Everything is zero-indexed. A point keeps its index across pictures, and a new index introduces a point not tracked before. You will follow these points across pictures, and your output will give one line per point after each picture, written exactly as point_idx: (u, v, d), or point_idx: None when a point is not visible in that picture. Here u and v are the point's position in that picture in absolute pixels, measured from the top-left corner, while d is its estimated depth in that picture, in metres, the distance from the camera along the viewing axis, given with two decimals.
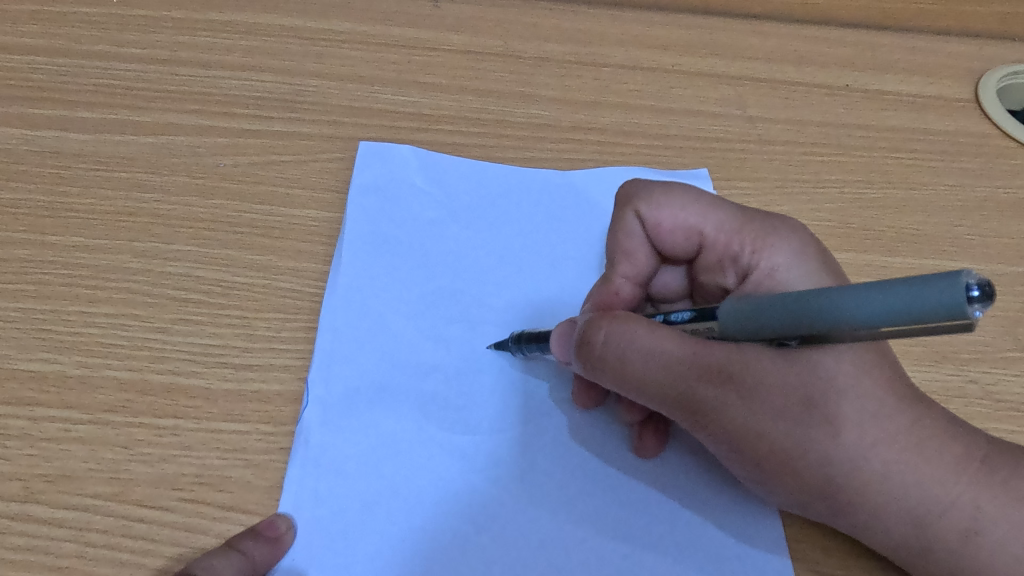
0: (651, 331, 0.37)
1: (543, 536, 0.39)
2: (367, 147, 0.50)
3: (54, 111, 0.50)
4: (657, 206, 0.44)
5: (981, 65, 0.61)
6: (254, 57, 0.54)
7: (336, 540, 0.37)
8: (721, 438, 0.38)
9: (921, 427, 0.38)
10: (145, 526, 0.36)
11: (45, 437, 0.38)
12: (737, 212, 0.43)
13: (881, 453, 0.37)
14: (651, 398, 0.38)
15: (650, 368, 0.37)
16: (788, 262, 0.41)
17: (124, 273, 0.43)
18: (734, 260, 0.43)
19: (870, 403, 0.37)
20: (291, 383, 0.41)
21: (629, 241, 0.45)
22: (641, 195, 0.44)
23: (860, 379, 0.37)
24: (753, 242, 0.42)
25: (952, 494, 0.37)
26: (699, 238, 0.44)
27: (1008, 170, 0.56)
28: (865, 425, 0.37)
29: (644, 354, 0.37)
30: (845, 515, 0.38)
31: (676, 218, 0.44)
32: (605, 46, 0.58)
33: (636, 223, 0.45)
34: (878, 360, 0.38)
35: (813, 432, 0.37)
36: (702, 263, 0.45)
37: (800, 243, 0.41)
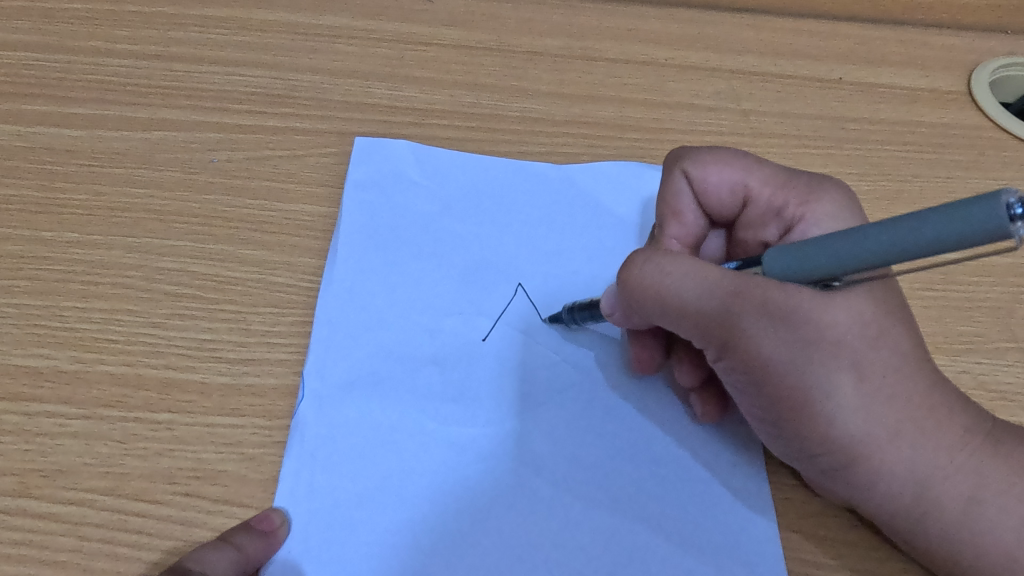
0: (695, 259, 0.38)
1: (540, 525, 0.39)
2: (362, 142, 0.50)
3: (47, 108, 0.49)
4: (705, 164, 0.45)
5: (973, 57, 0.61)
6: (247, 52, 0.54)
7: (332, 532, 0.37)
8: (745, 374, 0.38)
9: (933, 391, 0.38)
10: (140, 520, 0.36)
11: (40, 432, 0.38)
12: (781, 168, 0.44)
13: (894, 409, 0.37)
14: (683, 322, 0.39)
15: (689, 288, 0.38)
16: (832, 213, 0.42)
17: (118, 268, 0.43)
18: (779, 213, 0.43)
19: (891, 360, 0.38)
20: (285, 377, 0.41)
21: (677, 200, 0.46)
22: (690, 154, 0.45)
23: (882, 337, 0.38)
24: (798, 195, 0.43)
25: (954, 462, 0.38)
26: (745, 196, 0.45)
27: (1000, 162, 0.56)
28: (885, 377, 0.37)
29: (685, 274, 0.38)
30: (851, 474, 0.38)
31: (723, 176, 0.45)
32: (599, 40, 0.59)
33: (684, 182, 0.45)
34: (898, 324, 0.39)
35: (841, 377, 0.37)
36: (747, 223, 0.46)
37: (841, 196, 0.42)
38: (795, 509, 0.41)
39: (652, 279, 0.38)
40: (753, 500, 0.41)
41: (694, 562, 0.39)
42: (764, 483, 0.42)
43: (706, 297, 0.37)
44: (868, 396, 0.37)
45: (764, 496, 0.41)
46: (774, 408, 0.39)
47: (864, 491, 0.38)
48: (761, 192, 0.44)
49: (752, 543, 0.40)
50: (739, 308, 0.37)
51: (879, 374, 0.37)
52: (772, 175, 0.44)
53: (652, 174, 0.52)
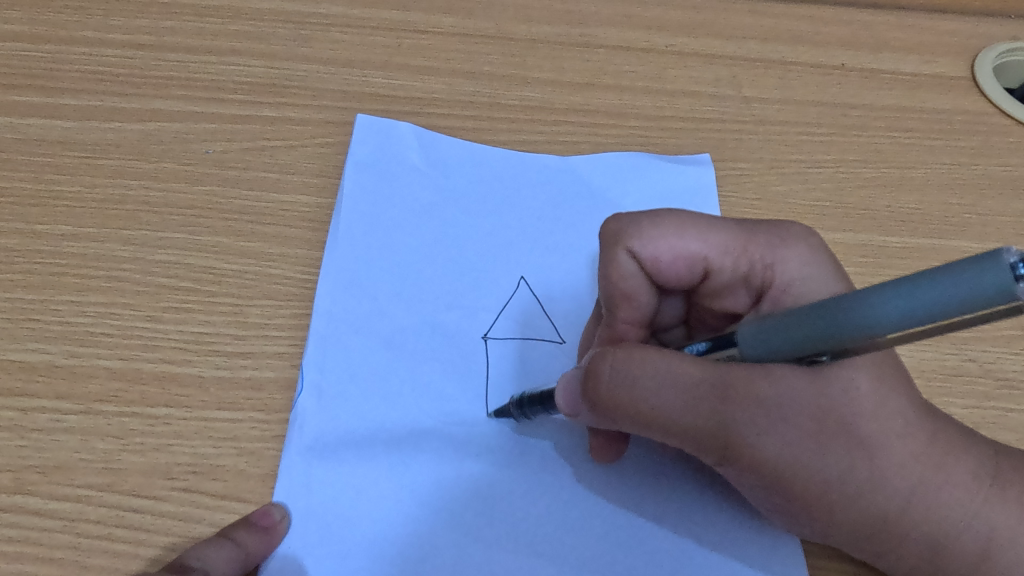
0: (664, 357, 0.35)
1: (545, 521, 0.38)
2: (365, 122, 0.50)
3: (39, 99, 0.49)
4: (654, 241, 0.41)
5: (976, 42, 0.60)
6: (242, 41, 0.53)
7: (331, 528, 0.36)
8: (749, 475, 0.36)
9: (942, 442, 0.37)
10: (138, 515, 0.36)
11: (35, 428, 0.37)
12: (734, 227, 0.41)
13: (906, 477, 0.36)
14: (667, 436, 0.36)
15: (664, 399, 0.35)
16: (803, 273, 0.40)
17: (114, 261, 0.43)
18: (745, 282, 0.41)
19: (896, 421, 0.36)
20: (284, 370, 0.40)
21: (627, 282, 0.42)
22: (635, 231, 0.41)
23: (881, 398, 0.36)
24: (762, 256, 0.40)
25: (970, 515, 0.37)
26: (702, 266, 0.41)
27: (1005, 147, 0.56)
28: (893, 447, 0.36)
29: (660, 385, 0.35)
30: (866, 543, 0.37)
31: (674, 248, 0.41)
32: (599, 27, 0.58)
33: (630, 262, 0.42)
34: (900, 377, 0.37)
35: (846, 461, 0.35)
36: (705, 288, 0.43)
37: (806, 251, 0.40)
38: None
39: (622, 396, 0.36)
40: None
41: (699, 556, 0.39)
42: None
43: (682, 404, 0.35)
44: (879, 469, 0.35)
45: None
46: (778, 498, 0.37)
47: (876, 555, 0.38)
48: (720, 263, 0.41)
49: (757, 536, 0.40)
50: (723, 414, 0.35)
51: (889, 443, 0.36)
52: (726, 240, 0.41)
53: (656, 167, 0.52)
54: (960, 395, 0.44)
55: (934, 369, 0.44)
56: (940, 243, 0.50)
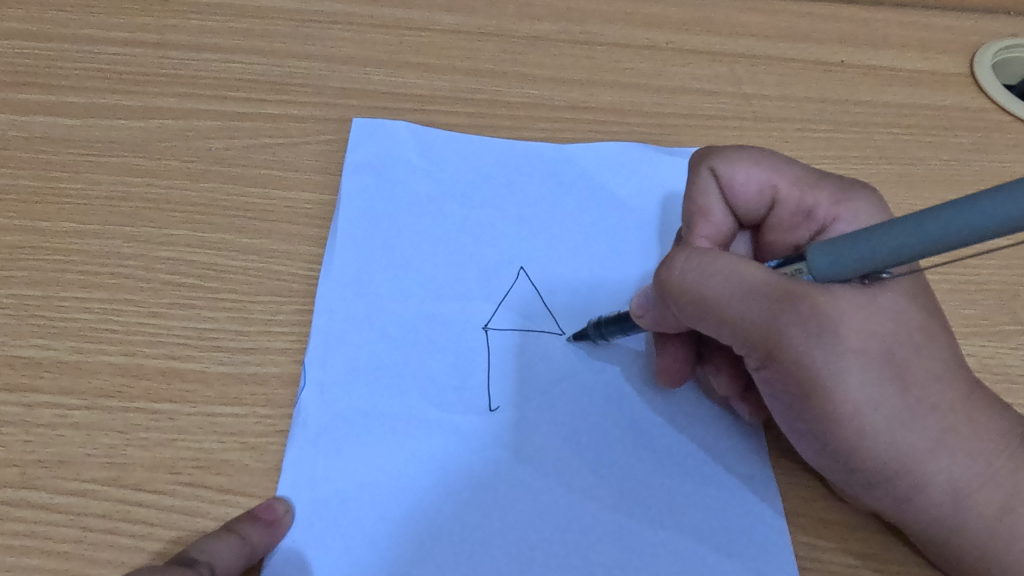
0: (732, 266, 0.37)
1: (547, 512, 0.39)
2: (361, 124, 0.50)
3: (42, 96, 0.49)
4: (735, 163, 0.43)
5: (974, 39, 0.61)
6: (244, 39, 0.53)
7: (335, 522, 0.37)
8: (785, 384, 0.37)
9: (973, 398, 0.38)
10: (143, 510, 0.36)
11: (40, 423, 0.38)
12: (808, 171, 0.44)
13: (935, 417, 0.37)
14: (726, 329, 0.38)
15: (731, 292, 0.37)
16: (825, 201, 0.42)
17: (117, 257, 0.43)
18: (809, 215, 0.43)
19: (932, 367, 0.37)
20: (287, 366, 0.41)
21: (705, 198, 0.44)
22: (718, 152, 0.44)
23: (926, 340, 0.38)
24: (831, 197, 0.42)
25: (993, 469, 0.38)
26: (771, 198, 0.43)
27: (1004, 144, 0.56)
28: (924, 385, 0.37)
29: (720, 274, 0.37)
30: (893, 483, 0.37)
31: (754, 180, 0.43)
32: (599, 25, 0.58)
33: (711, 180, 0.44)
34: (938, 332, 0.38)
35: (886, 398, 0.36)
36: (770, 225, 0.44)
37: (821, 192, 0.42)
38: (799, 494, 0.41)
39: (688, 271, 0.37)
40: (756, 485, 0.41)
41: (701, 547, 0.39)
42: (765, 471, 0.42)
43: (751, 300, 0.36)
44: (913, 405, 0.37)
45: (766, 480, 0.41)
46: (810, 417, 0.38)
47: (900, 501, 0.38)
48: (791, 193, 0.43)
49: (759, 527, 0.40)
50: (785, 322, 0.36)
51: (922, 380, 0.37)
52: (801, 176, 0.43)
53: (652, 157, 0.52)
54: None
55: None
56: None
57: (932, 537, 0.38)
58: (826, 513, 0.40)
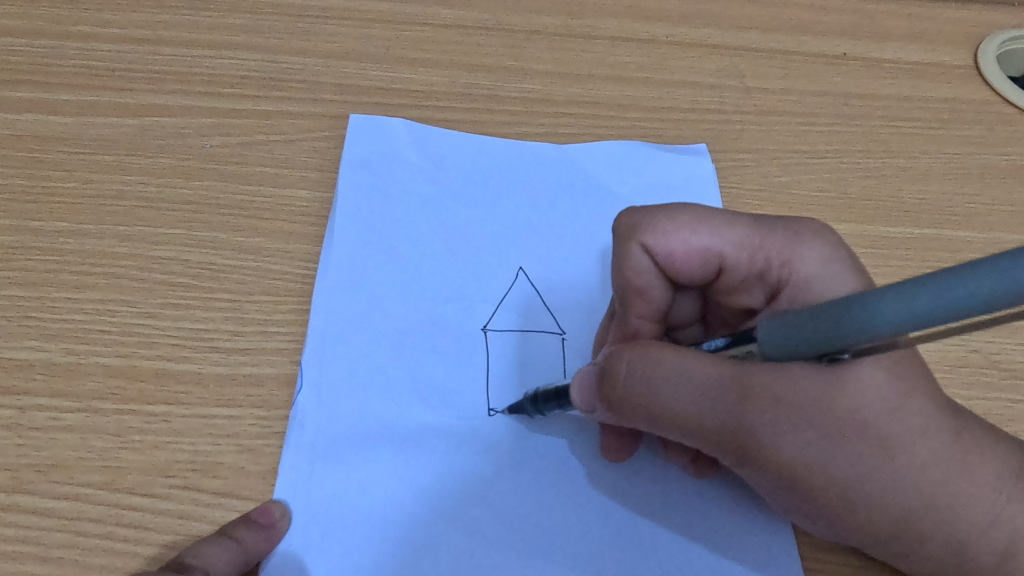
0: (679, 362, 0.35)
1: (548, 518, 0.38)
2: (358, 119, 0.49)
3: (34, 94, 0.48)
4: (668, 236, 0.40)
5: (978, 31, 0.60)
6: (238, 35, 0.53)
7: (332, 527, 0.36)
8: (769, 477, 0.35)
9: (965, 441, 0.36)
10: (138, 514, 0.35)
11: (33, 426, 0.37)
12: (751, 224, 0.40)
13: (926, 480, 0.35)
14: (693, 436, 0.35)
15: (685, 398, 0.34)
16: (783, 261, 0.39)
17: (111, 257, 0.43)
18: (760, 278, 0.40)
19: (920, 421, 0.35)
20: (283, 367, 0.40)
21: (638, 277, 0.42)
22: (647, 226, 0.41)
23: (906, 396, 0.35)
24: (780, 254, 0.39)
25: (991, 515, 0.36)
26: (716, 262, 0.41)
27: (1009, 136, 0.55)
28: (911, 452, 0.35)
29: (670, 380, 0.35)
30: (888, 546, 0.36)
31: (688, 243, 0.40)
32: (598, 18, 0.57)
33: (645, 258, 0.41)
34: (922, 376, 0.36)
35: (874, 470, 0.34)
36: (722, 282, 0.42)
37: (775, 251, 0.39)
38: None
39: (639, 392, 0.35)
40: (756, 490, 0.41)
41: (701, 551, 0.39)
42: None
43: (710, 411, 0.34)
44: (900, 476, 0.35)
45: None
46: (796, 502, 0.36)
47: (897, 557, 0.37)
48: (737, 260, 0.40)
49: (759, 532, 0.39)
50: (750, 418, 0.34)
51: (906, 441, 0.35)
52: (744, 236, 0.40)
53: (653, 153, 0.52)
54: (965, 387, 0.43)
55: (939, 360, 0.44)
56: (943, 234, 0.50)
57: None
58: None
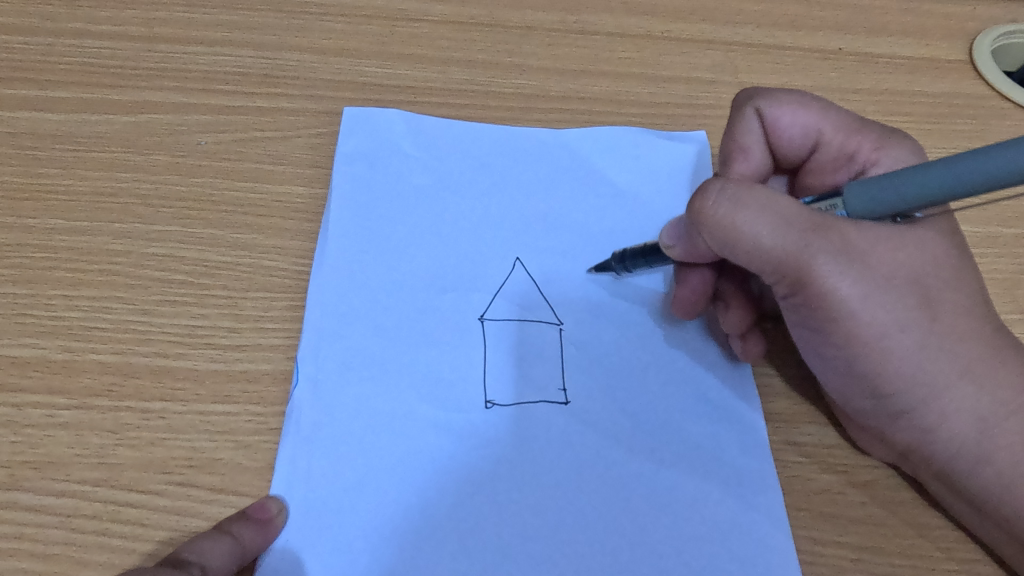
0: (766, 201, 0.36)
1: (547, 508, 0.38)
2: (351, 114, 0.49)
3: (28, 92, 0.48)
4: (781, 105, 0.45)
5: (973, 25, 0.60)
6: (234, 32, 0.53)
7: (330, 520, 0.36)
8: (811, 307, 0.38)
9: (999, 337, 0.39)
10: (135, 510, 0.35)
11: (29, 423, 0.37)
12: (849, 116, 0.44)
13: (964, 346, 0.38)
14: (756, 258, 0.37)
15: (769, 226, 0.36)
16: (881, 145, 0.43)
17: (106, 254, 0.42)
18: (850, 158, 0.44)
19: (960, 304, 0.39)
20: (279, 363, 0.40)
21: (746, 137, 0.45)
22: (762, 93, 0.45)
23: (950, 283, 0.39)
24: (871, 141, 0.43)
25: (1019, 405, 0.39)
26: (814, 138, 0.45)
27: (1004, 130, 0.55)
28: (949, 315, 0.38)
29: (760, 212, 0.36)
30: (911, 409, 0.39)
31: (793, 119, 0.45)
32: (593, 14, 0.57)
33: (755, 121, 0.45)
34: (965, 268, 0.40)
35: (920, 342, 0.38)
36: (813, 164, 0.46)
37: (887, 134, 0.43)
38: (800, 487, 0.40)
39: (723, 210, 0.36)
40: (755, 481, 0.40)
41: (700, 543, 0.38)
42: (765, 464, 0.41)
43: (787, 232, 0.36)
44: (938, 335, 0.38)
45: (768, 476, 0.40)
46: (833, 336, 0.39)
47: (924, 435, 0.40)
48: (835, 137, 0.44)
49: (761, 520, 0.39)
50: (817, 249, 0.36)
51: (945, 312, 0.38)
52: (842, 120, 0.44)
53: (649, 145, 0.51)
54: None
55: None
56: None
57: (953, 474, 0.39)
58: (828, 507, 0.40)
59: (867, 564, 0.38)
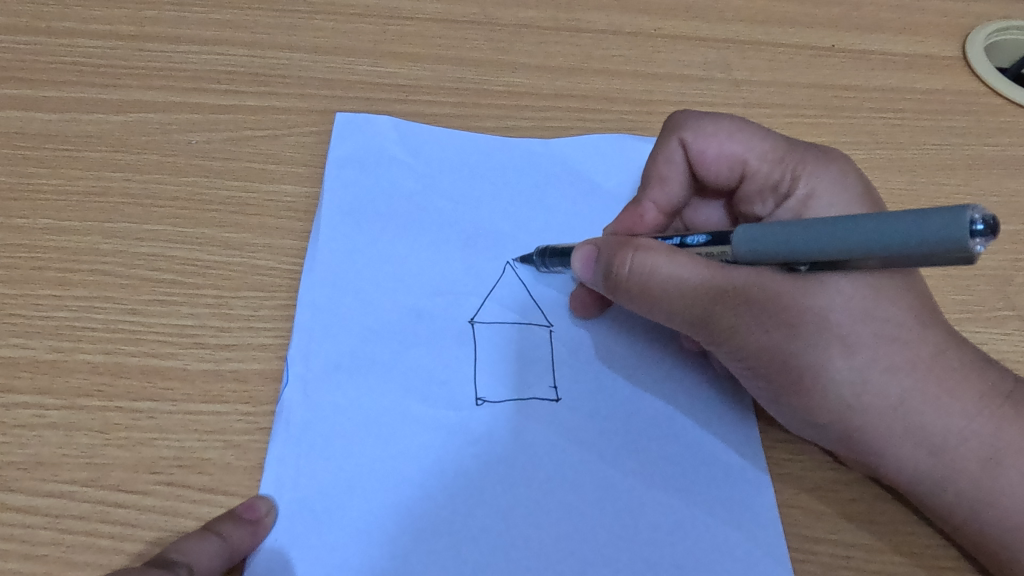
0: (674, 263, 0.38)
1: (538, 509, 0.38)
2: (344, 119, 0.49)
3: (18, 91, 0.48)
4: (705, 135, 0.45)
5: (966, 22, 0.60)
6: (225, 31, 0.52)
7: (320, 521, 0.36)
8: (738, 355, 0.40)
9: (937, 356, 0.40)
10: (124, 511, 0.35)
11: (17, 424, 0.37)
12: (781, 142, 0.45)
13: (894, 381, 0.39)
14: (675, 315, 0.40)
15: (678, 290, 0.38)
16: (805, 174, 0.43)
17: (95, 254, 0.42)
18: (775, 188, 0.44)
19: (891, 329, 0.39)
20: (270, 362, 0.40)
21: (668, 167, 0.46)
22: (691, 124, 0.46)
23: (881, 306, 0.39)
24: (796, 169, 0.43)
25: (971, 426, 0.39)
26: (741, 168, 0.45)
27: (997, 127, 0.55)
28: (875, 350, 0.39)
29: (668, 278, 0.38)
30: (859, 439, 0.39)
31: (719, 147, 0.45)
32: (586, 11, 0.57)
33: (681, 152, 0.46)
34: (899, 289, 0.40)
35: (846, 378, 0.38)
36: (744, 192, 0.46)
37: (814, 162, 0.43)
38: (791, 485, 0.40)
39: (636, 279, 0.39)
40: (744, 479, 0.40)
41: (690, 541, 0.38)
42: (756, 464, 0.41)
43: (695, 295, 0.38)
44: (863, 373, 0.39)
45: (758, 475, 0.40)
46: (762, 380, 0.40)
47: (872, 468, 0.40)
48: (758, 166, 0.44)
49: (753, 519, 0.39)
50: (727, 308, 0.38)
51: (874, 342, 0.39)
52: (770, 149, 0.44)
53: (641, 147, 0.51)
54: None
55: None
56: None
57: (918, 491, 0.39)
58: (818, 505, 0.40)
59: (858, 562, 0.38)
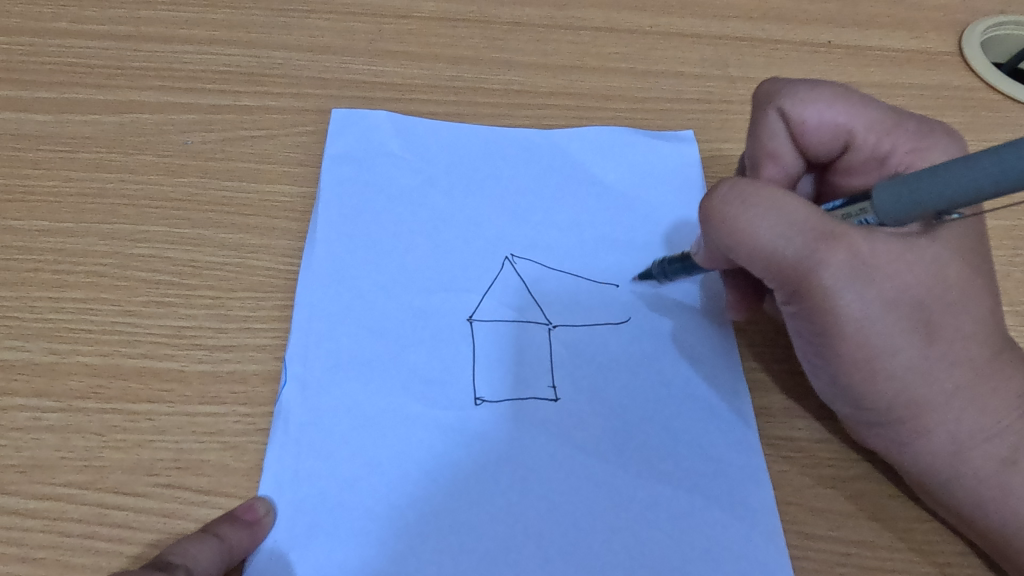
0: (774, 205, 0.36)
1: (537, 505, 0.38)
2: (340, 114, 0.49)
3: (12, 93, 0.48)
4: (806, 104, 0.42)
5: (962, 17, 0.60)
6: (220, 30, 0.52)
7: (318, 520, 0.36)
8: (808, 319, 0.38)
9: (1000, 358, 0.39)
10: (122, 513, 0.35)
11: (14, 427, 0.37)
12: (886, 111, 0.42)
13: (954, 372, 0.38)
14: (761, 265, 0.37)
15: (776, 231, 0.36)
16: (914, 146, 0.41)
17: (91, 255, 0.42)
18: (882, 158, 0.42)
19: (963, 325, 0.38)
20: (268, 363, 0.40)
21: (773, 139, 0.43)
22: (788, 92, 0.43)
23: (958, 298, 0.38)
24: (909, 141, 0.42)
25: (1003, 426, 0.38)
26: (845, 138, 0.43)
27: (993, 121, 0.55)
28: (951, 339, 0.38)
29: (767, 214, 0.36)
30: (903, 425, 0.38)
31: (823, 116, 0.42)
32: (581, 9, 0.57)
33: (779, 121, 0.43)
34: (977, 288, 0.39)
35: (915, 355, 0.37)
36: (842, 163, 0.44)
37: (920, 134, 0.42)
38: (790, 481, 0.40)
39: (735, 211, 0.37)
40: (745, 476, 0.40)
41: (691, 538, 0.38)
42: (755, 459, 0.41)
43: (789, 242, 0.36)
44: (932, 357, 0.37)
45: (757, 472, 0.40)
46: (827, 352, 0.39)
47: (899, 444, 0.39)
48: (867, 137, 0.42)
49: (753, 515, 0.39)
50: (817, 262, 0.36)
51: (943, 332, 0.38)
52: (876, 119, 0.42)
53: (640, 143, 0.51)
54: None
55: None
56: None
57: (930, 483, 0.39)
58: (819, 502, 0.40)
59: (858, 558, 0.38)
